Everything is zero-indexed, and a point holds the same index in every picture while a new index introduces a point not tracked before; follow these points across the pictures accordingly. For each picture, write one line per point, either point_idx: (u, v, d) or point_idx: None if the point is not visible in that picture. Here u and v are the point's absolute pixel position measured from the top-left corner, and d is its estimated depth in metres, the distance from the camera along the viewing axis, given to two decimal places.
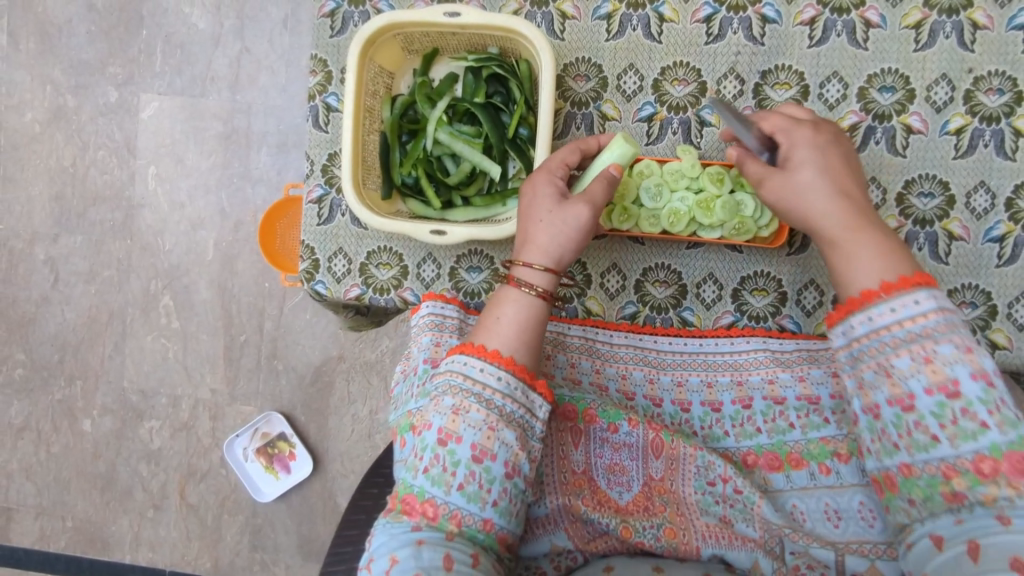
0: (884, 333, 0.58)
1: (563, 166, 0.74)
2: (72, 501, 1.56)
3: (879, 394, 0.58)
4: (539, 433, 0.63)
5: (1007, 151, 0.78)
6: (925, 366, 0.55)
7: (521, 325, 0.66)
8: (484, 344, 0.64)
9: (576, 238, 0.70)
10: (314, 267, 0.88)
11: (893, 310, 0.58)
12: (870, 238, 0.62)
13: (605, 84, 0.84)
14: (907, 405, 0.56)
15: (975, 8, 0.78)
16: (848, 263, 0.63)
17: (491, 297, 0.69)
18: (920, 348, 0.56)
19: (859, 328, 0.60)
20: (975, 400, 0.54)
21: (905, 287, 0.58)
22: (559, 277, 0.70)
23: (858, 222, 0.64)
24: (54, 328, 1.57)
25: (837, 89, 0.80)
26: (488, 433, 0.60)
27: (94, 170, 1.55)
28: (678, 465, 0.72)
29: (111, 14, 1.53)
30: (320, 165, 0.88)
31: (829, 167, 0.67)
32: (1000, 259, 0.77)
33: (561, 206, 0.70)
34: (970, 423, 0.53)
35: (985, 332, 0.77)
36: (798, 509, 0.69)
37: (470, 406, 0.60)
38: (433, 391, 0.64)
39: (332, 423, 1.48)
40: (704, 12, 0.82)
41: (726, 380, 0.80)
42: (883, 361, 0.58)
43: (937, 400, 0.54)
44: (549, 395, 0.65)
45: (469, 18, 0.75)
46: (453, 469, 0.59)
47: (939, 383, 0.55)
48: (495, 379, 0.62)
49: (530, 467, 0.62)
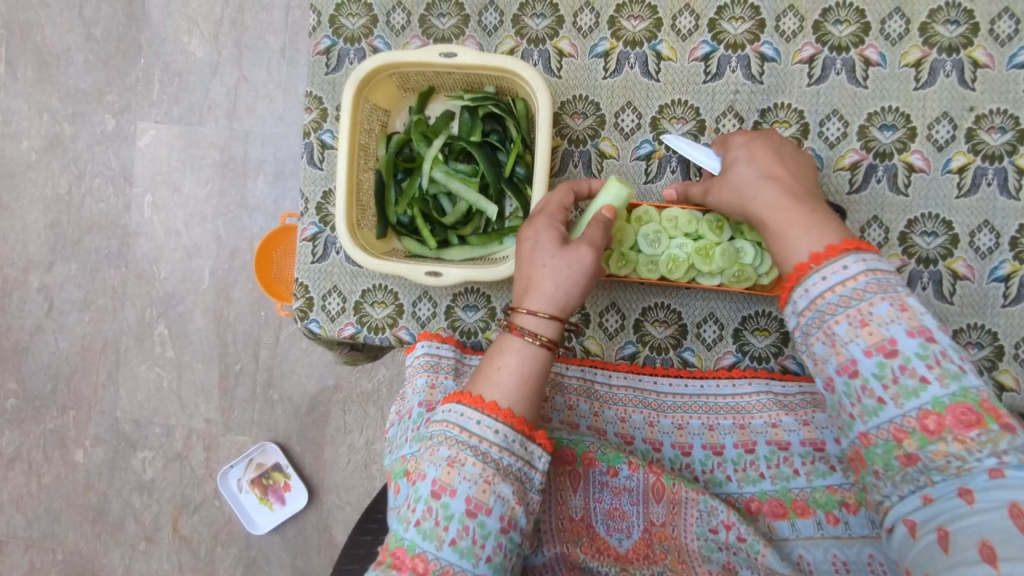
0: (820, 302, 0.55)
1: (561, 209, 0.73)
2: (63, 533, 1.53)
3: (828, 366, 0.54)
4: (538, 485, 0.61)
5: (1011, 190, 0.77)
6: (861, 329, 0.52)
7: (523, 376, 0.64)
8: (482, 395, 0.62)
9: (581, 283, 0.68)
10: (308, 305, 0.86)
11: (824, 278, 0.55)
12: (798, 215, 0.62)
13: (603, 122, 0.83)
14: (852, 372, 0.52)
15: (975, 47, 0.77)
16: (784, 244, 0.61)
17: (492, 347, 0.67)
18: (855, 311, 0.53)
19: (800, 301, 0.57)
20: (913, 356, 0.50)
21: (834, 254, 0.56)
22: (564, 323, 0.68)
23: (788, 205, 0.63)
24: (48, 357, 1.55)
25: (838, 128, 0.79)
26: (483, 487, 0.58)
27: (90, 199, 1.54)
28: (680, 510, 0.71)
29: (109, 44, 1.53)
30: (315, 203, 0.87)
31: (762, 159, 0.69)
32: (1006, 299, 0.76)
33: (565, 250, 0.68)
34: (911, 379, 0.50)
35: (991, 373, 0.75)
36: (805, 559, 0.67)
37: (466, 458, 0.59)
38: (427, 440, 0.62)
39: (328, 453, 1.46)
40: (702, 50, 0.81)
41: (728, 423, 0.78)
42: (825, 330, 0.54)
43: (876, 361, 0.51)
44: (548, 444, 0.63)
45: (465, 59, 0.75)
46: (445, 523, 0.57)
47: (877, 344, 0.51)
48: (491, 432, 0.60)
49: (526, 520, 0.60)
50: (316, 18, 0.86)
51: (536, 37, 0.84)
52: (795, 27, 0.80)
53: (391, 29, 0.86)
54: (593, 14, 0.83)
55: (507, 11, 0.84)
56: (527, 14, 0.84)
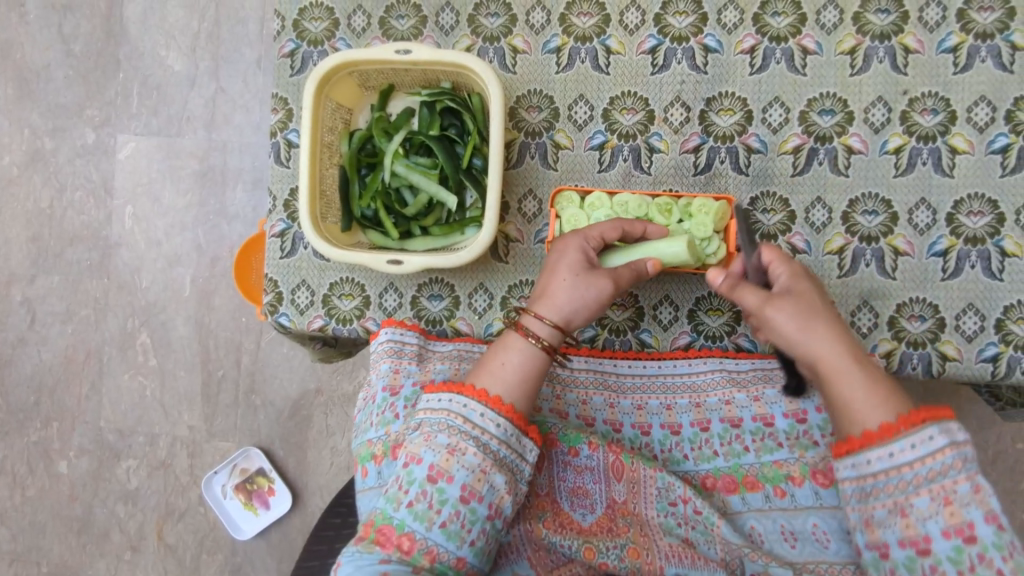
0: (905, 471, 0.58)
1: (600, 239, 0.75)
2: (48, 546, 1.53)
3: (891, 532, 0.59)
4: (527, 476, 0.66)
5: (945, 168, 0.80)
6: (945, 508, 0.57)
7: (523, 374, 0.68)
8: (486, 389, 0.67)
9: (592, 308, 0.71)
10: (278, 300, 0.89)
11: (912, 446, 0.58)
12: (872, 373, 0.63)
13: (557, 114, 0.86)
14: (923, 548, 0.57)
15: (906, 33, 0.81)
16: (853, 400, 0.62)
17: (496, 342, 0.71)
18: (939, 487, 0.57)
19: (876, 464, 0.60)
20: (989, 545, 0.55)
21: (918, 422, 0.59)
22: (565, 336, 0.71)
23: (854, 356, 0.64)
24: (31, 369, 1.57)
25: (779, 114, 0.83)
26: (479, 476, 0.63)
27: (71, 211, 1.56)
28: (639, 488, 0.72)
29: (89, 59, 1.56)
30: (282, 201, 0.90)
31: (813, 295, 0.68)
32: (945, 273, 0.80)
33: (588, 273, 0.71)
34: (988, 570, 0.55)
35: (935, 344, 0.79)
36: (756, 530, 0.69)
37: (466, 448, 0.63)
38: (424, 427, 0.66)
39: (311, 456, 1.47)
40: (649, 43, 0.85)
41: (685, 402, 0.81)
42: (901, 500, 0.58)
43: (953, 545, 0.56)
44: (539, 440, 0.68)
45: (419, 55, 0.78)
46: (438, 506, 0.61)
47: (956, 527, 0.56)
48: (492, 425, 0.65)
49: (511, 509, 0.64)
50: (280, 23, 0.90)
51: (491, 35, 0.87)
52: (736, 20, 0.84)
53: (353, 32, 0.89)
54: (544, 12, 0.87)
55: (462, 11, 0.88)
56: (482, 13, 0.88)
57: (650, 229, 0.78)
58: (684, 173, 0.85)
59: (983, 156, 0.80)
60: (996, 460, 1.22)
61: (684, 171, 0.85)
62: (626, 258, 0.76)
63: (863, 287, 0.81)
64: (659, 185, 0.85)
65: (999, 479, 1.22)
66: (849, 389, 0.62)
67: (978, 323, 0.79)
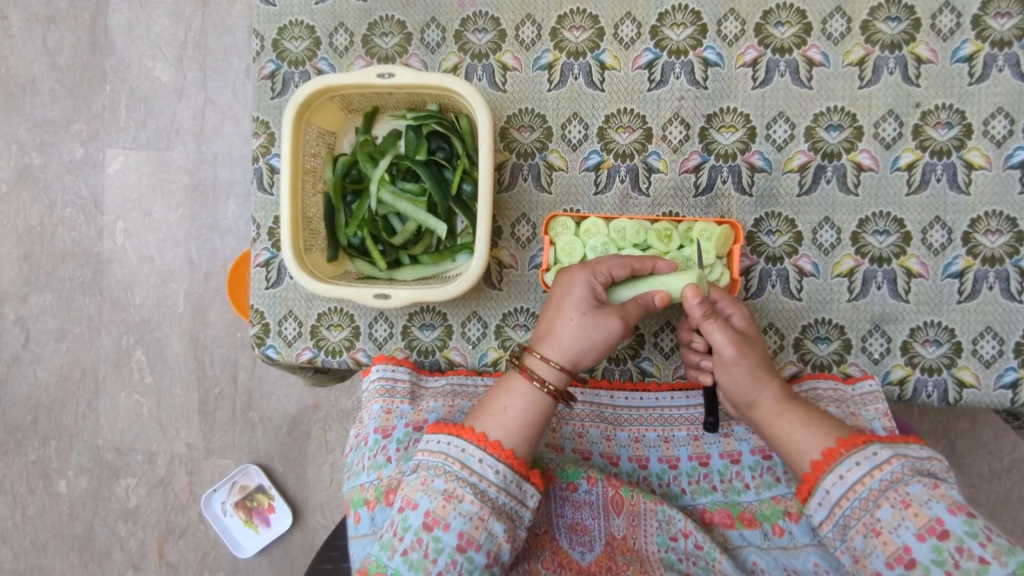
0: (861, 490, 0.59)
1: (609, 274, 0.71)
2: (50, 564, 1.52)
3: (877, 559, 0.57)
4: (527, 523, 0.62)
5: (961, 185, 0.76)
6: (906, 511, 0.56)
7: (526, 419, 0.64)
8: (485, 432, 0.63)
9: (600, 350, 0.68)
10: (264, 331, 0.86)
11: (857, 464, 0.60)
12: (811, 411, 0.66)
13: (549, 134, 0.83)
14: (908, 561, 0.55)
15: (917, 42, 0.77)
16: (796, 438, 0.65)
17: (498, 385, 0.67)
18: (894, 494, 0.57)
19: (834, 491, 0.60)
20: (963, 535, 0.53)
21: (860, 441, 0.61)
22: (572, 377, 0.68)
23: (792, 398, 0.67)
24: (26, 388, 1.54)
25: (784, 130, 0.79)
26: (477, 523, 0.58)
27: (62, 228, 1.53)
28: (639, 522, 0.69)
29: (75, 72, 1.52)
30: (266, 229, 0.86)
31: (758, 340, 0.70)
32: (961, 295, 0.76)
33: (596, 313, 0.68)
34: (971, 561, 0.52)
35: (950, 370, 0.75)
36: (759, 566, 0.67)
37: (463, 494, 0.59)
38: (419, 471, 0.62)
39: (310, 473, 1.44)
40: (645, 58, 0.81)
41: (682, 434, 0.78)
42: (869, 519, 0.58)
43: (932, 546, 0.54)
44: (541, 484, 0.63)
45: (403, 79, 0.74)
46: (434, 555, 0.57)
47: (926, 526, 0.55)
48: (491, 471, 0.60)
49: (510, 556, 0.60)
50: (259, 43, 0.86)
51: (479, 52, 0.84)
52: (737, 31, 0.79)
53: (335, 51, 0.85)
54: (534, 27, 0.83)
55: (448, 28, 0.84)
56: (468, 29, 0.84)
57: (660, 260, 0.74)
58: (685, 194, 0.81)
59: (1001, 172, 0.76)
60: (1012, 469, 1.16)
61: (684, 191, 0.81)
62: (634, 291, 0.72)
63: (874, 310, 0.77)
64: (658, 208, 0.81)
65: (1014, 488, 1.16)
66: (793, 428, 0.65)
67: (996, 347, 0.75)
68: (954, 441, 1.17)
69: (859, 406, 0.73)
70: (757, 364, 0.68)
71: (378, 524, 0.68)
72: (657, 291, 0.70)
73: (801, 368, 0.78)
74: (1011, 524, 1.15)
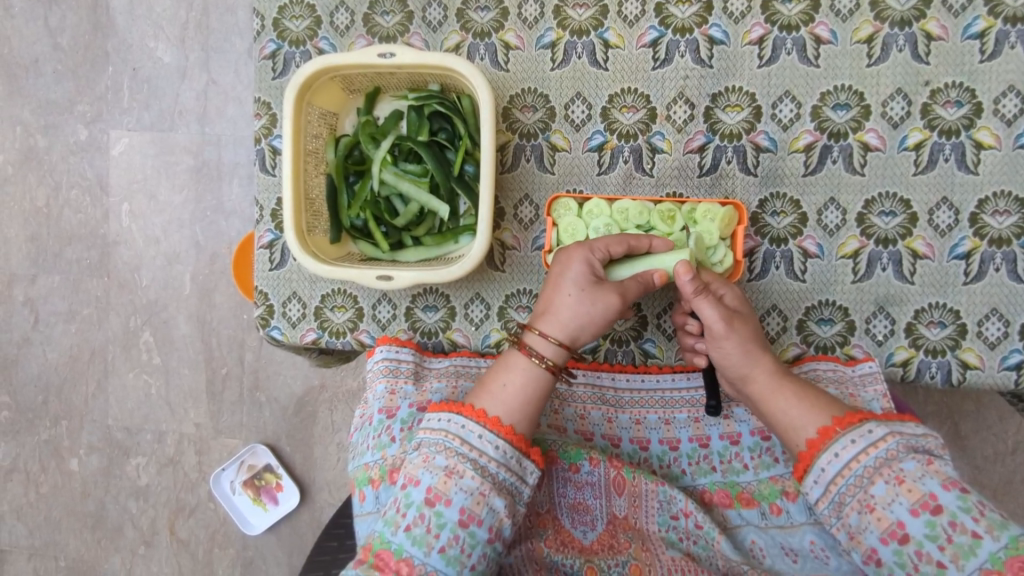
0: (856, 467, 0.59)
1: (607, 252, 0.71)
2: (64, 541, 1.55)
3: (871, 534, 0.57)
4: (526, 499, 0.62)
5: (969, 165, 0.75)
6: (901, 487, 0.56)
7: (526, 396, 0.65)
8: (484, 408, 0.63)
9: (597, 327, 0.69)
10: (268, 313, 0.86)
11: (853, 442, 0.59)
12: (805, 387, 0.66)
13: (553, 114, 0.82)
14: (902, 536, 0.55)
15: (928, 19, 0.75)
16: (790, 415, 0.65)
17: (498, 362, 0.68)
18: (888, 470, 0.57)
19: (830, 469, 0.60)
20: (957, 510, 0.54)
21: (855, 420, 0.61)
22: (571, 354, 0.68)
23: (787, 375, 0.68)
24: (36, 369, 1.56)
25: (790, 109, 0.78)
26: (478, 498, 0.59)
27: (68, 210, 1.54)
28: (641, 501, 0.69)
29: (77, 52, 1.51)
30: (269, 211, 0.86)
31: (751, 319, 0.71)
32: (967, 276, 0.75)
33: (595, 289, 0.68)
34: (964, 536, 0.53)
35: (954, 352, 0.75)
36: (757, 545, 0.67)
37: (464, 470, 0.59)
38: (420, 447, 0.63)
39: (318, 452, 1.45)
40: (650, 36, 0.80)
41: (683, 416, 0.78)
42: (863, 496, 0.58)
43: (925, 521, 0.54)
44: (540, 461, 0.64)
45: (404, 58, 0.73)
46: (436, 530, 0.57)
47: (920, 502, 0.55)
48: (491, 447, 0.61)
49: (511, 531, 0.61)
50: (260, 22, 0.85)
51: (481, 30, 0.83)
52: (743, 8, 0.78)
53: (336, 30, 0.85)
54: (537, 4, 0.81)
55: (450, 5, 0.83)
56: (471, 7, 0.83)
57: (657, 240, 0.73)
58: (690, 174, 0.80)
59: (1010, 152, 0.74)
60: (1015, 451, 1.16)
61: (689, 172, 0.80)
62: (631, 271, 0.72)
63: (878, 291, 0.77)
64: (662, 188, 0.81)
65: (1018, 470, 1.16)
66: (787, 403, 0.65)
67: (1002, 329, 0.74)
68: (958, 422, 1.17)
69: (858, 386, 0.72)
70: (749, 339, 0.69)
71: (382, 502, 0.68)
72: (656, 270, 0.70)
73: (804, 350, 0.78)
74: (1014, 504, 1.15)
